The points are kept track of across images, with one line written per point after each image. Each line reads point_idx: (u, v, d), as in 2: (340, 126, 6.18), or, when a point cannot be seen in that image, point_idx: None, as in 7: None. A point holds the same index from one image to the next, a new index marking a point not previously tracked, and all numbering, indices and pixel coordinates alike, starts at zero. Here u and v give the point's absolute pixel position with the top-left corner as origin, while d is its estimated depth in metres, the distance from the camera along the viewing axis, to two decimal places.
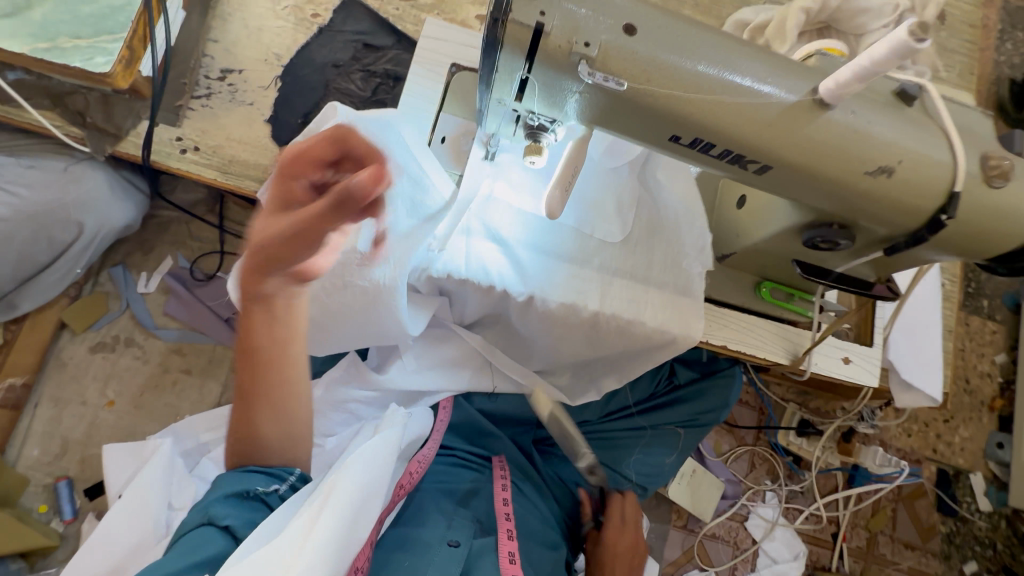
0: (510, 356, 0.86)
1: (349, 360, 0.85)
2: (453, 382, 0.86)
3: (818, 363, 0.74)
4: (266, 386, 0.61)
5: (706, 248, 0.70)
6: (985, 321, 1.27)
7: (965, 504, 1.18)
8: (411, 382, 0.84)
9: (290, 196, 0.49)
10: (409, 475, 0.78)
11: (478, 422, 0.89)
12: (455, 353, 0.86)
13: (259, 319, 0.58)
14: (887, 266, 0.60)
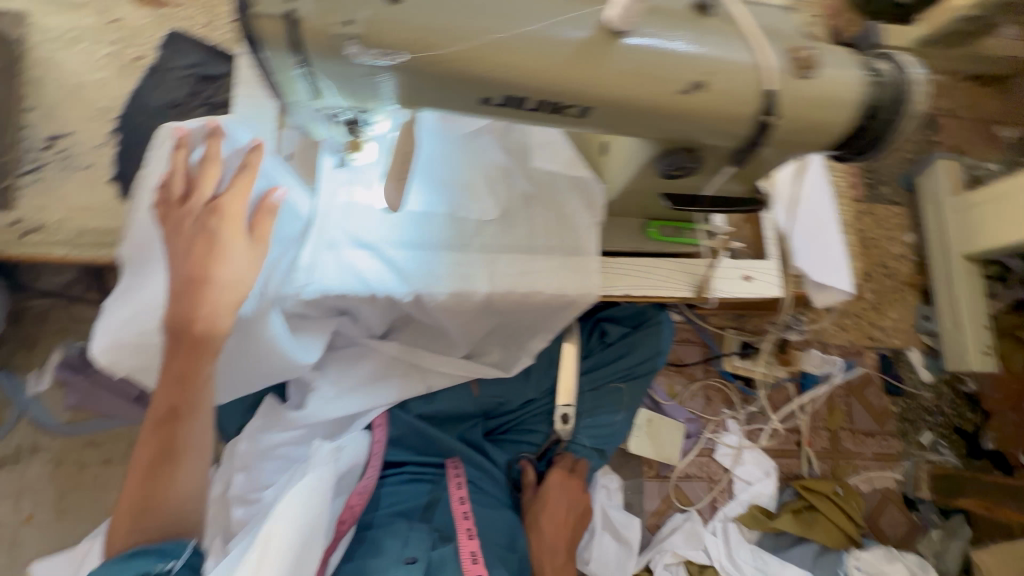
0: (435, 352, 0.86)
1: (267, 406, 0.81)
2: (381, 399, 0.83)
3: (719, 288, 0.73)
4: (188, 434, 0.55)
5: (594, 202, 0.69)
6: (889, 207, 1.32)
7: (908, 380, 1.24)
8: (337, 410, 0.81)
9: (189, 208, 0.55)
10: (350, 509, 0.76)
11: (421, 431, 0.87)
12: (375, 368, 0.83)
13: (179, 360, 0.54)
14: (752, 175, 0.60)
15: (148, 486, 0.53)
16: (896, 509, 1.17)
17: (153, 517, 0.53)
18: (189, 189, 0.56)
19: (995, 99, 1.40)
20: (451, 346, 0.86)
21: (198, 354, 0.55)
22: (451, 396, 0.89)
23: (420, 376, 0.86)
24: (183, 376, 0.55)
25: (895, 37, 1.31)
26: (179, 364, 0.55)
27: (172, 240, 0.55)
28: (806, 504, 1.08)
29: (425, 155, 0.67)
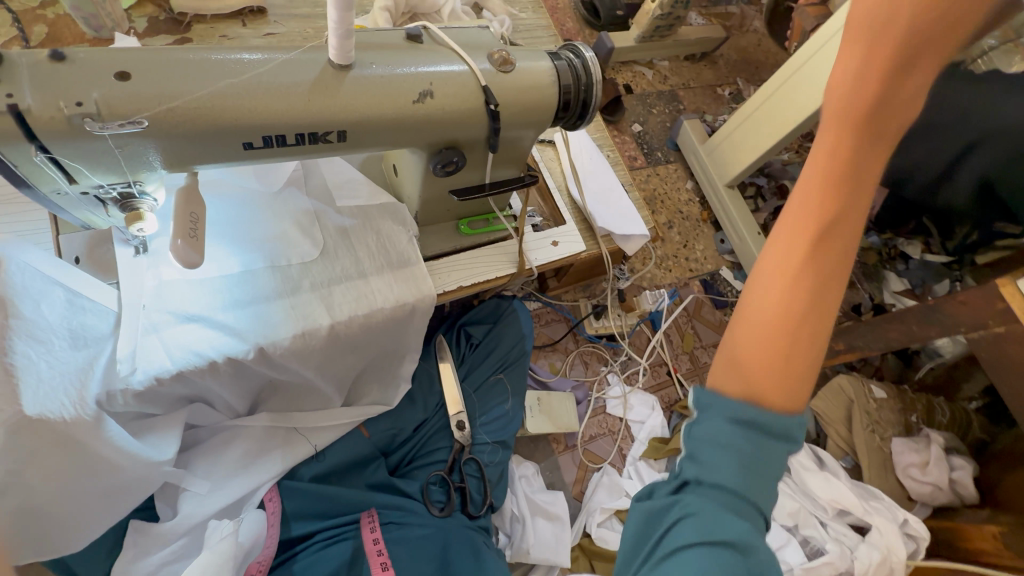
0: (310, 409, 0.86)
1: (132, 534, 0.73)
2: (265, 474, 0.80)
3: (536, 257, 0.87)
4: None
5: (404, 219, 0.78)
6: (667, 166, 1.62)
7: (729, 292, 1.50)
8: (219, 499, 0.76)
9: None
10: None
11: (321, 495, 0.82)
12: (248, 446, 0.80)
13: None
14: (517, 156, 0.72)
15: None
16: None
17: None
18: None
19: (710, 68, 1.80)
20: (326, 398, 0.86)
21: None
22: (342, 446, 0.86)
23: (301, 438, 0.84)
24: None
25: (622, 41, 1.65)
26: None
27: None
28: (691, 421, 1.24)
29: (230, 218, 0.70)
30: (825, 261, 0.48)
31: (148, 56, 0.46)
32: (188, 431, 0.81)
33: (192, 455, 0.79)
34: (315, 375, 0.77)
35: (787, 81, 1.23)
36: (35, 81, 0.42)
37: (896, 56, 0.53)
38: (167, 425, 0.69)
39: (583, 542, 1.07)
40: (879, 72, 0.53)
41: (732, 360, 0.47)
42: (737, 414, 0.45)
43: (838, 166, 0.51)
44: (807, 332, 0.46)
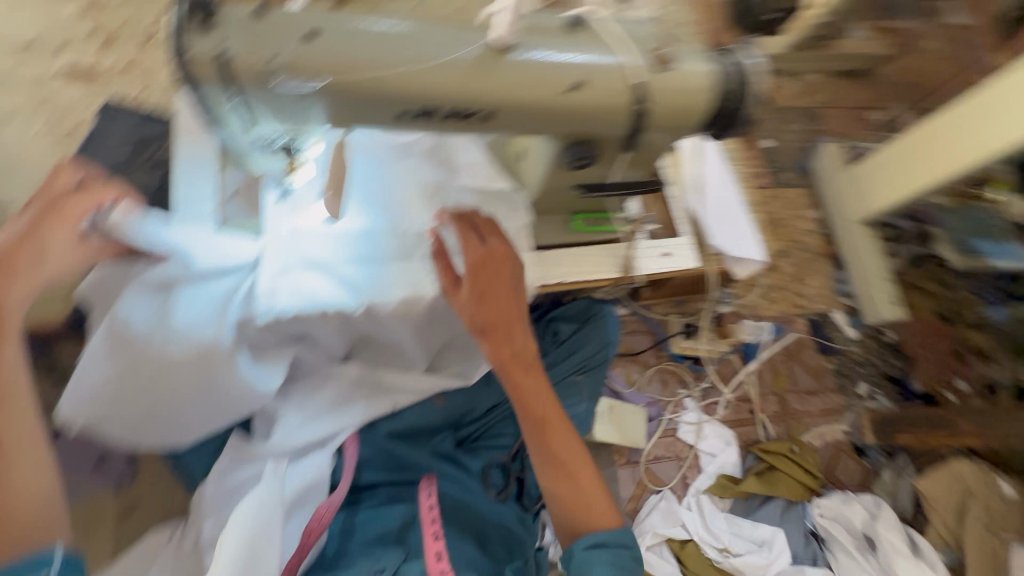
0: (396, 368, 0.88)
1: (232, 446, 0.83)
2: (348, 420, 0.85)
3: (643, 266, 0.84)
4: (540, 411, 0.75)
5: (520, 204, 0.78)
6: (793, 189, 1.49)
7: (838, 338, 1.37)
8: (301, 435, 0.82)
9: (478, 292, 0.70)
10: (319, 519, 0.78)
11: (392, 457, 0.89)
12: (337, 393, 0.85)
13: (527, 383, 0.75)
14: (648, 159, 0.69)
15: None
16: (849, 458, 1.26)
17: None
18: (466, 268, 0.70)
19: (865, 88, 1.61)
20: (410, 362, 0.88)
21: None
22: (419, 411, 0.91)
23: (383, 394, 0.87)
24: (524, 377, 0.74)
25: (769, 47, 1.51)
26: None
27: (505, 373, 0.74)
28: (768, 466, 1.17)
29: (363, 179, 0.74)
30: (546, 410, 0.75)
31: (335, 22, 0.49)
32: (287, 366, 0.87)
33: (289, 389, 0.85)
34: (410, 339, 0.80)
35: (948, 121, 1.14)
36: (243, 35, 0.46)
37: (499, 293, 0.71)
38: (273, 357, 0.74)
39: None
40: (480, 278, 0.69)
41: (556, 491, 0.74)
42: (588, 543, 0.70)
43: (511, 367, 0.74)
44: (565, 447, 0.75)
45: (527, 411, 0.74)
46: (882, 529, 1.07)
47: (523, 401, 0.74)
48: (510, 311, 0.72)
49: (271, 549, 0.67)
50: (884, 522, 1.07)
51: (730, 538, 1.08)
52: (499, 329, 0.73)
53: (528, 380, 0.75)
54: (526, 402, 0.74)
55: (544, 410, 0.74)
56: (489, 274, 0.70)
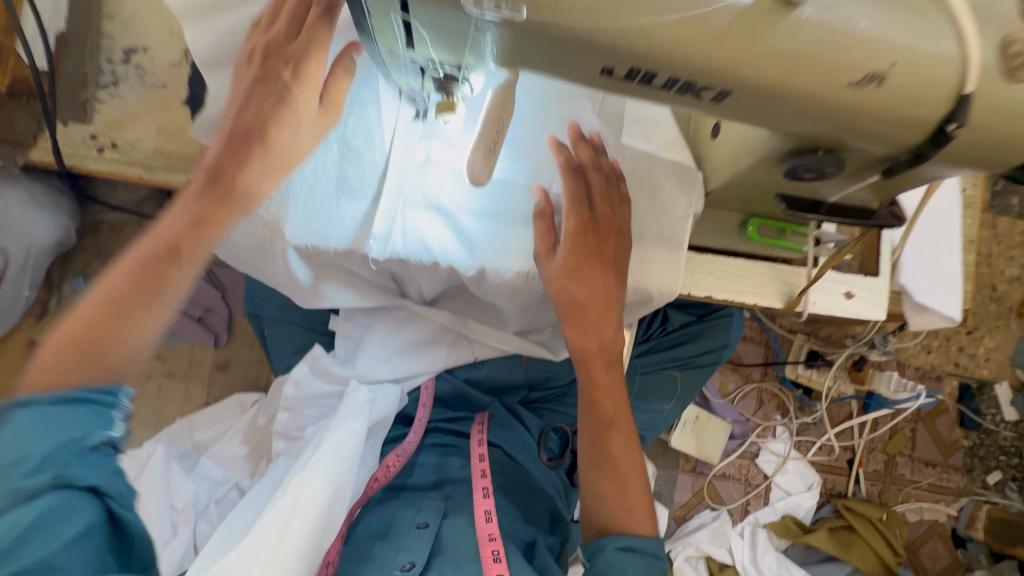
0: (486, 323, 0.81)
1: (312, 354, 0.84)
2: (425, 363, 0.84)
3: (816, 303, 0.66)
4: (606, 410, 0.67)
5: (690, 186, 0.61)
6: (1015, 221, 1.16)
7: (989, 416, 1.12)
8: (379, 370, 0.84)
9: (575, 262, 0.60)
10: (388, 466, 0.82)
11: (458, 404, 0.90)
12: (420, 334, 0.83)
13: (602, 380, 0.66)
14: (890, 188, 0.50)
15: (111, 314, 0.46)
16: (941, 543, 1.12)
17: (101, 349, 0.44)
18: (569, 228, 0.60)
19: None
20: (502, 319, 0.80)
21: (231, 207, 0.51)
22: (497, 364, 0.87)
23: (467, 345, 0.84)
24: (598, 371, 0.66)
25: None
26: (203, 203, 0.50)
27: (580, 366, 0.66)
28: (846, 525, 1.05)
29: None
30: (614, 411, 0.67)
31: None
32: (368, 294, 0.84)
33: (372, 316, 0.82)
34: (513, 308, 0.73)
35: None
36: None
37: (595, 270, 0.61)
38: (363, 293, 0.74)
39: None
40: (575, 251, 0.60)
41: (601, 493, 0.67)
42: (622, 544, 0.64)
43: (586, 359, 0.65)
44: (623, 453, 0.67)
45: (591, 407, 0.67)
46: None
47: (591, 394, 0.66)
48: (605, 295, 0.62)
49: (350, 479, 0.70)
50: None
51: None
52: (586, 308, 0.62)
53: (603, 377, 0.66)
54: (595, 397, 0.66)
55: (613, 411, 0.67)
56: (590, 243, 0.60)
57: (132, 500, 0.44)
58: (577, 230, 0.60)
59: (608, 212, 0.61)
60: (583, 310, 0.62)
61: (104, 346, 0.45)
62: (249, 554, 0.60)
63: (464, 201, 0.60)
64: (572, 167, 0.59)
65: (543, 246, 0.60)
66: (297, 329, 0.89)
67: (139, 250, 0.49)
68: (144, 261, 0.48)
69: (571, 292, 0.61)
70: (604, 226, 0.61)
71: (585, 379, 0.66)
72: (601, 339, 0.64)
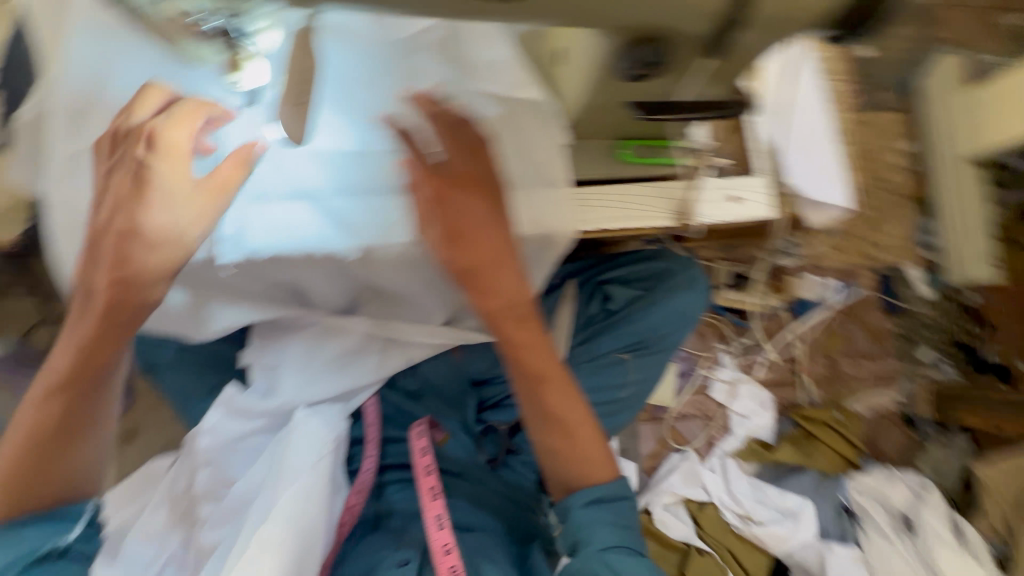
0: (412, 322, 0.77)
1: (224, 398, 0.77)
2: (353, 377, 0.78)
3: (705, 212, 0.65)
4: (535, 365, 0.64)
5: (556, 120, 0.60)
6: (886, 113, 1.24)
7: (908, 297, 1.18)
8: (305, 395, 0.76)
9: (451, 230, 0.57)
10: (357, 494, 0.79)
11: (405, 406, 0.86)
12: (343, 347, 0.77)
13: (521, 336, 0.63)
14: (732, 75, 0.50)
15: (37, 459, 0.54)
16: (895, 429, 1.15)
17: (45, 482, 0.54)
18: (428, 190, 0.56)
19: None
20: (427, 314, 0.76)
21: (120, 327, 0.54)
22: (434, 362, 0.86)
23: (397, 350, 0.79)
24: (514, 330, 0.62)
25: None
26: (92, 333, 0.54)
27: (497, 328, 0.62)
28: (805, 434, 1.08)
29: (344, 78, 0.57)
30: (541, 364, 0.64)
31: None
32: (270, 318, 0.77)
33: (285, 338, 0.76)
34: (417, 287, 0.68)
35: None
36: None
37: (476, 227, 0.57)
38: (259, 305, 0.69)
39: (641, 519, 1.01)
40: (444, 215, 0.56)
41: (552, 453, 0.66)
42: (589, 499, 0.64)
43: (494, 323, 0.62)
44: (564, 405, 0.65)
45: (518, 369, 0.64)
46: (927, 513, 0.96)
47: (513, 356, 0.63)
48: (495, 246, 0.58)
49: (319, 529, 0.69)
50: (929, 506, 0.96)
51: (753, 505, 1.00)
52: (480, 272, 0.59)
53: (520, 333, 0.63)
54: (519, 358, 0.63)
55: (540, 364, 0.64)
56: (460, 200, 0.57)
57: None
58: (438, 195, 0.56)
59: (466, 159, 0.57)
60: (474, 275, 0.59)
61: (45, 484, 0.55)
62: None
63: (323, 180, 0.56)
64: (403, 138, 0.55)
65: (416, 220, 0.57)
66: (199, 369, 0.81)
67: (43, 393, 0.55)
68: (58, 409, 0.55)
69: (458, 262, 0.58)
70: (467, 179, 0.57)
71: (504, 342, 0.63)
72: (506, 293, 0.60)
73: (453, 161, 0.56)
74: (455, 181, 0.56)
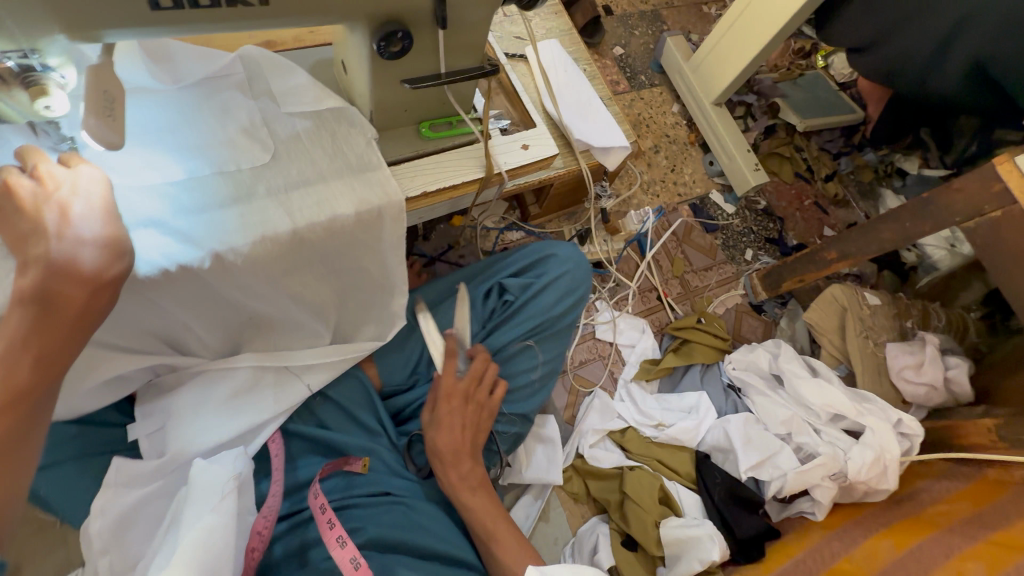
0: (301, 343, 0.84)
1: (115, 471, 0.71)
2: (253, 411, 0.78)
3: (505, 161, 0.82)
4: (495, 522, 0.79)
5: (360, 121, 0.74)
6: (652, 89, 1.58)
7: (719, 215, 1.47)
8: (201, 438, 0.75)
9: (449, 407, 0.80)
10: (258, 534, 0.72)
11: (308, 435, 0.84)
12: (238, 385, 0.78)
13: (481, 501, 0.80)
14: (472, 50, 0.69)
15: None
16: (750, 317, 1.37)
17: None
18: (449, 387, 0.80)
19: None
20: (315, 333, 0.85)
21: (68, 339, 0.48)
22: (342, 385, 0.87)
23: (294, 378, 0.82)
24: (471, 491, 0.79)
25: None
26: (37, 348, 0.47)
27: (457, 489, 0.79)
28: (682, 341, 1.24)
29: (167, 122, 0.66)
30: (502, 528, 0.79)
31: None
32: (153, 382, 0.79)
33: (173, 391, 0.77)
34: (285, 300, 0.77)
35: (740, 16, 1.31)
36: None
37: (473, 420, 0.81)
38: (138, 357, 0.73)
39: (576, 464, 1.10)
40: (444, 404, 0.80)
41: None
42: None
43: (460, 483, 0.79)
44: (513, 552, 0.76)
45: (477, 527, 0.78)
46: (785, 362, 1.14)
47: (472, 510, 0.79)
48: (471, 437, 0.81)
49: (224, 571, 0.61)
50: (784, 356, 1.15)
51: (661, 413, 1.13)
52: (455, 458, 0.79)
53: (481, 502, 0.80)
54: (478, 510, 0.79)
55: (495, 525, 0.78)
56: (472, 407, 0.81)
57: None
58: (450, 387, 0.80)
59: (482, 405, 0.83)
60: (453, 445, 0.79)
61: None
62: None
63: (167, 206, 0.63)
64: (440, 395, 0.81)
65: (427, 406, 0.82)
66: (80, 461, 0.74)
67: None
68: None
69: (444, 432, 0.80)
70: (474, 384, 0.82)
71: (463, 496, 0.79)
72: (474, 465, 0.81)
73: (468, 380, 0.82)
74: (465, 384, 0.81)
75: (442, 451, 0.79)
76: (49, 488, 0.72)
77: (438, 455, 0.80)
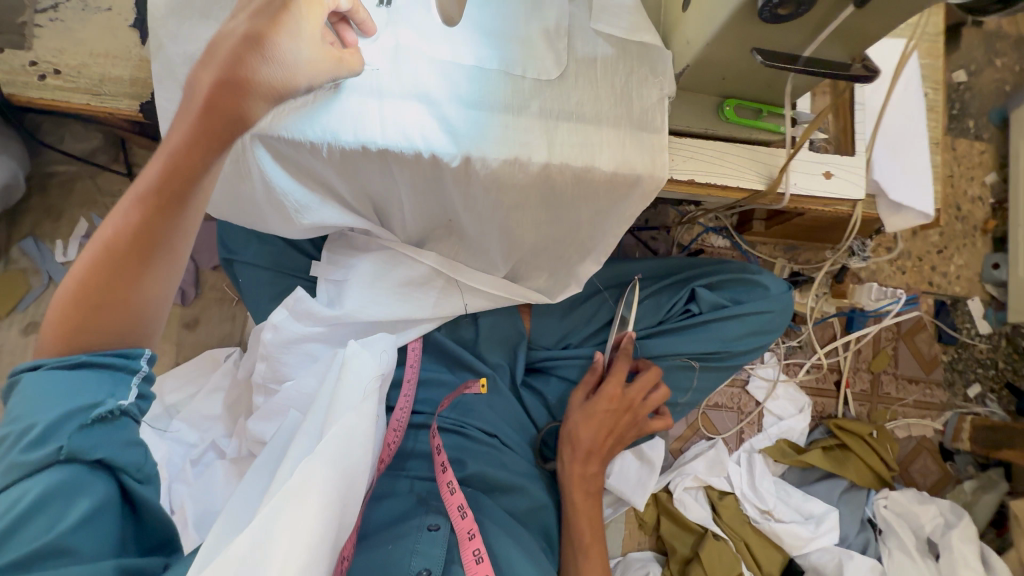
0: (477, 265, 0.80)
1: (293, 299, 0.78)
2: (416, 309, 0.80)
3: (797, 183, 0.67)
4: (591, 531, 0.79)
5: (666, 71, 0.61)
6: (972, 143, 1.21)
7: (965, 330, 1.16)
8: (369, 312, 0.79)
9: (608, 408, 0.80)
10: (388, 448, 0.76)
11: (449, 348, 0.85)
12: (412, 276, 0.79)
13: (585, 506, 0.80)
14: (859, 40, 0.52)
15: (106, 279, 0.47)
16: (930, 458, 1.13)
17: (110, 316, 0.48)
18: (616, 390, 0.80)
19: None
20: (491, 263, 0.79)
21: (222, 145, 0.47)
22: (496, 320, 0.86)
23: (457, 292, 0.81)
24: (583, 492, 0.80)
25: None
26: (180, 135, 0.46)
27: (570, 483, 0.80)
28: (839, 443, 1.05)
29: None
30: (596, 539, 0.79)
31: None
32: (346, 234, 0.81)
33: (363, 255, 0.80)
34: (494, 226, 0.71)
35: None
36: None
37: (617, 428, 0.82)
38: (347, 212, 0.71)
39: (659, 495, 1.02)
40: (604, 404, 0.80)
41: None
42: None
43: (577, 479, 0.80)
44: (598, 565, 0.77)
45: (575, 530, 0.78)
46: (956, 539, 0.95)
47: (575, 508, 0.80)
48: (607, 443, 0.82)
49: (361, 466, 0.60)
50: (960, 533, 0.95)
51: (776, 503, 0.99)
52: (586, 455, 0.81)
53: (586, 507, 0.80)
54: (581, 512, 0.79)
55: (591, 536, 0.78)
56: (623, 415, 0.81)
57: (145, 474, 0.50)
58: (619, 391, 0.80)
59: (633, 417, 0.83)
60: (592, 446, 0.80)
61: (106, 325, 0.48)
62: (258, 559, 0.47)
63: (445, 84, 0.58)
64: (609, 396, 0.80)
65: (582, 392, 0.83)
66: (272, 273, 0.85)
67: (125, 201, 0.47)
68: (128, 224, 0.46)
69: (590, 426, 0.80)
70: (639, 396, 0.81)
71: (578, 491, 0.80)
72: (594, 470, 0.81)
73: (634, 393, 0.81)
74: (630, 393, 0.81)
75: (580, 444, 0.80)
76: (252, 278, 0.84)
77: (571, 442, 0.81)
